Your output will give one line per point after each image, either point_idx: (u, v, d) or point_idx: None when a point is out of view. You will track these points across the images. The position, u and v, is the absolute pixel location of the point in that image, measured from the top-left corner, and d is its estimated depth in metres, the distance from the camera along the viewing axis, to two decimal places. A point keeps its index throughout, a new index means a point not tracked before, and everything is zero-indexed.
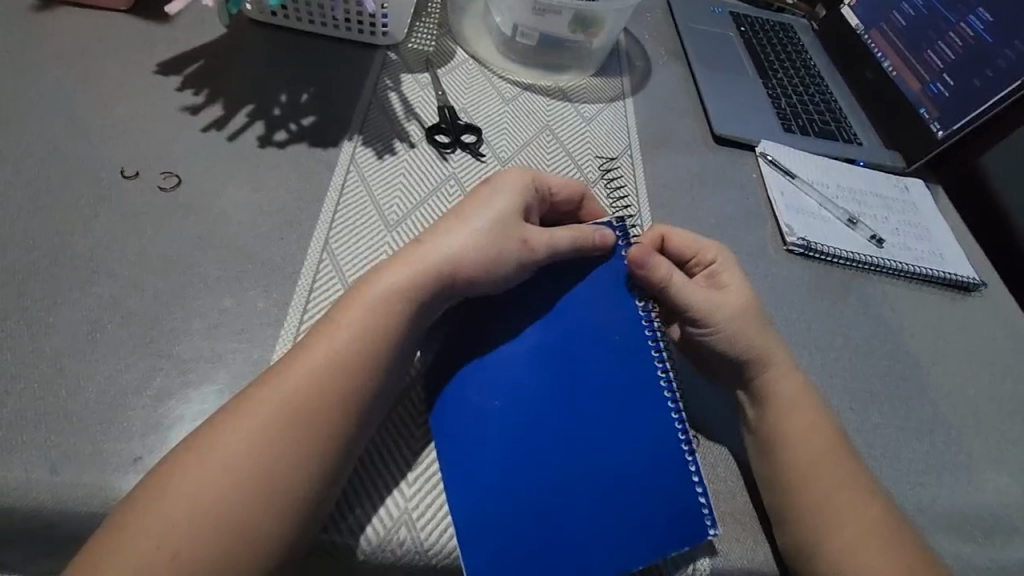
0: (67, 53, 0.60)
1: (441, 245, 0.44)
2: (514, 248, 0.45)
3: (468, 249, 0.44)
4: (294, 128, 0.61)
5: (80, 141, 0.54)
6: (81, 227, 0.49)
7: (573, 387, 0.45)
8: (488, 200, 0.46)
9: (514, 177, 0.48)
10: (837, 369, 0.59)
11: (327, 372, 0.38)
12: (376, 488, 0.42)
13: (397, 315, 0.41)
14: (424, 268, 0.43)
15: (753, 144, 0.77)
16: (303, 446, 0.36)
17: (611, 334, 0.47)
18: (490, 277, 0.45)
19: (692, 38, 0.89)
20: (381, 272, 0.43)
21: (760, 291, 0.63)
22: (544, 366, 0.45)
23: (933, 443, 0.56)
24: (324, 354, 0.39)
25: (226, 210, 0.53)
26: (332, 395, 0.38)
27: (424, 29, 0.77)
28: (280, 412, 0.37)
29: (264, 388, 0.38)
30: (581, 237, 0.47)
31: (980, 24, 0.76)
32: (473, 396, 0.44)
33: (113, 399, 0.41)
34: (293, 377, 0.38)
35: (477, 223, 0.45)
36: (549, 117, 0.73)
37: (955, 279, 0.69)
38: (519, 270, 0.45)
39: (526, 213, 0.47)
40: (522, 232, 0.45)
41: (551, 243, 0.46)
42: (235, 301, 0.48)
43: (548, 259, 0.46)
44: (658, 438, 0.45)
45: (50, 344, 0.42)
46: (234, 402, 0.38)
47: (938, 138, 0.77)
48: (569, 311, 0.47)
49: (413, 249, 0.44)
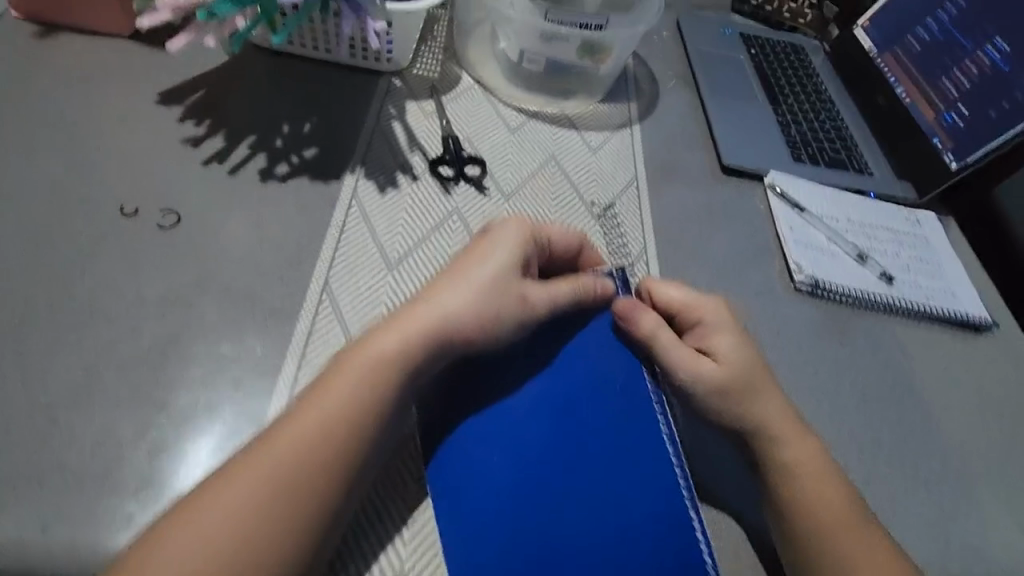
0: (68, 83, 0.60)
1: (438, 305, 0.43)
2: (513, 306, 0.45)
3: (468, 308, 0.44)
4: (296, 161, 0.61)
5: (80, 177, 0.54)
6: (80, 268, 0.48)
7: (572, 439, 0.44)
8: (488, 255, 0.46)
9: (513, 231, 0.48)
10: (841, 416, 0.58)
11: (319, 437, 0.38)
12: (373, 540, 0.42)
13: (392, 376, 0.41)
14: (424, 327, 0.42)
15: (761, 175, 0.76)
16: (293, 505, 0.36)
17: (613, 381, 0.47)
18: (489, 335, 0.45)
19: (701, 62, 0.88)
20: (379, 332, 0.42)
21: (765, 332, 0.62)
22: (544, 420, 0.45)
23: (939, 494, 0.55)
24: (317, 418, 0.38)
25: (227, 248, 0.53)
26: (325, 461, 0.37)
27: (429, 54, 0.76)
28: (274, 479, 0.36)
29: (257, 448, 0.37)
30: (580, 288, 0.49)
31: (997, 53, 0.74)
32: (473, 454, 0.43)
33: (108, 453, 0.41)
34: (283, 442, 0.37)
35: (476, 282, 0.45)
36: (554, 146, 0.72)
37: (965, 318, 0.68)
38: (518, 327, 0.46)
39: (525, 267, 0.47)
40: (521, 288, 0.46)
41: (552, 300, 0.47)
42: (233, 347, 0.48)
43: (547, 314, 0.47)
44: (659, 488, 0.44)
45: (44, 394, 0.42)
46: (226, 464, 0.38)
47: (952, 169, 0.76)
48: (567, 359, 0.47)
49: (411, 310, 0.44)
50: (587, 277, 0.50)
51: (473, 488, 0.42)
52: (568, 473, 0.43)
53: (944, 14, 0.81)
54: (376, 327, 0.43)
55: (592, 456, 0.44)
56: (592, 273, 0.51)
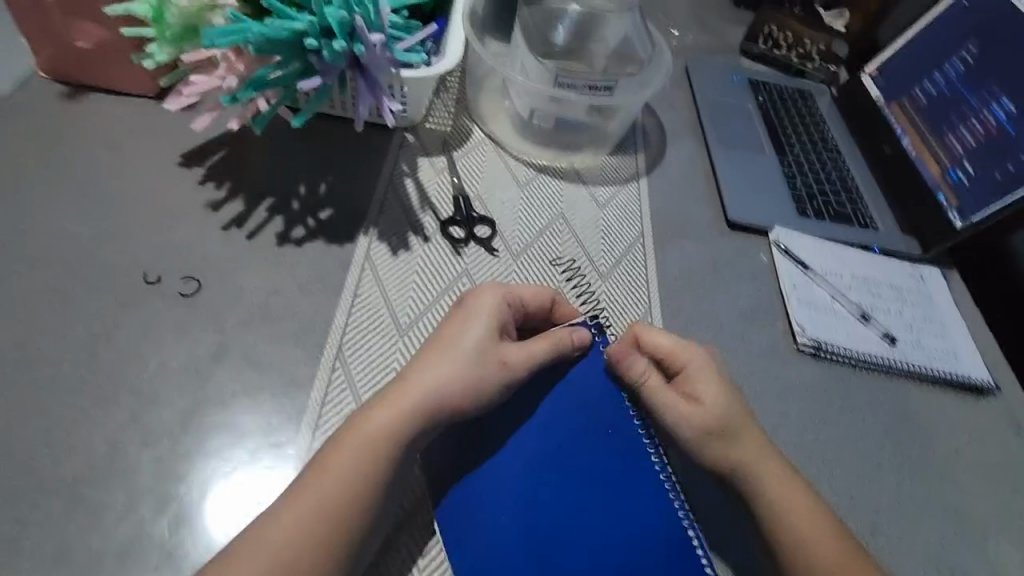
0: (95, 146, 0.62)
1: (423, 379, 0.45)
2: (495, 370, 0.46)
3: (449, 379, 0.45)
4: (312, 223, 0.63)
5: (106, 245, 0.56)
6: (105, 339, 0.51)
7: (574, 489, 0.48)
8: (466, 324, 0.48)
9: (486, 296, 0.50)
10: (841, 482, 0.59)
11: (316, 520, 0.39)
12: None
13: (385, 455, 0.42)
14: (408, 404, 0.44)
15: (767, 230, 0.77)
16: None
17: (606, 429, 0.50)
18: (474, 400, 0.46)
19: (709, 110, 0.89)
20: (370, 409, 0.44)
21: (768, 394, 0.63)
22: (539, 472, 0.48)
23: (933, 565, 0.56)
24: (315, 502, 0.40)
25: (243, 316, 0.55)
26: (326, 542, 0.39)
27: (442, 108, 0.78)
28: (275, 565, 0.37)
29: (256, 537, 0.38)
30: (557, 342, 0.50)
31: (1003, 114, 0.75)
32: (475, 497, 0.47)
33: (128, 529, 0.43)
34: (281, 530, 0.38)
35: (457, 352, 0.46)
36: (563, 202, 0.73)
37: (967, 382, 0.69)
38: (502, 390, 0.47)
39: (502, 331, 0.49)
40: (500, 351, 0.47)
41: (529, 356, 0.48)
42: (249, 417, 0.50)
43: (528, 371, 0.48)
44: (664, 527, 0.48)
45: (71, 469, 0.45)
46: (225, 551, 0.39)
47: (956, 228, 0.77)
48: (558, 407, 0.51)
49: (396, 386, 0.45)
50: (562, 330, 0.51)
51: (479, 532, 0.46)
52: (573, 519, 0.46)
53: (950, 70, 0.82)
54: (366, 403, 0.44)
55: (594, 503, 0.47)
56: (565, 324, 0.52)
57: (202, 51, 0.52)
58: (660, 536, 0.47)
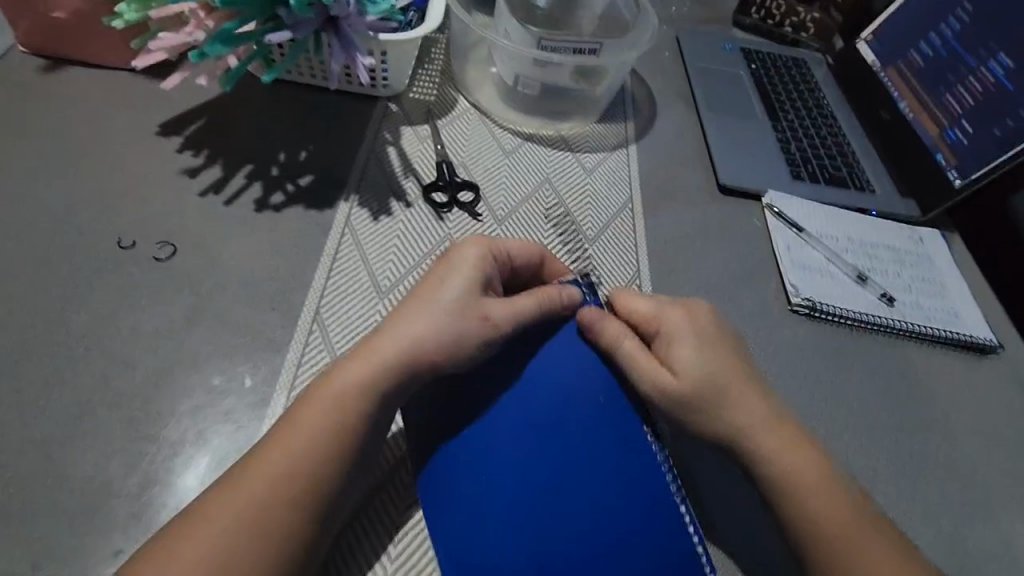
0: (70, 115, 0.61)
1: (398, 335, 0.43)
2: (476, 325, 0.44)
3: (424, 335, 0.43)
4: (291, 190, 0.61)
5: (81, 211, 0.55)
6: (77, 303, 0.50)
7: (558, 455, 0.43)
8: (445, 278, 0.45)
9: (469, 251, 0.47)
10: (837, 442, 0.57)
11: (278, 480, 0.37)
12: (357, 564, 0.43)
13: (356, 413, 0.40)
14: (380, 362, 0.42)
15: (760, 194, 0.75)
16: (254, 556, 0.35)
17: (594, 396, 0.46)
18: (455, 358, 0.43)
19: (700, 80, 0.88)
20: (341, 367, 0.42)
21: (761, 356, 0.62)
22: (524, 432, 0.44)
23: (934, 524, 0.54)
24: (283, 460, 0.38)
25: (219, 280, 0.54)
26: (295, 504, 0.37)
27: (426, 77, 0.76)
28: (241, 524, 0.36)
29: (218, 496, 0.37)
30: (546, 300, 0.47)
31: (1000, 70, 0.73)
32: (466, 459, 0.44)
33: (97, 489, 0.43)
34: (244, 490, 0.37)
35: (435, 309, 0.43)
36: (550, 168, 0.72)
37: (969, 341, 0.67)
38: (482, 350, 0.44)
39: (485, 287, 0.46)
40: (481, 308, 0.44)
41: (515, 312, 0.45)
42: (224, 378, 0.49)
43: (513, 332, 0.45)
44: (650, 490, 0.44)
45: (40, 430, 0.44)
46: (188, 510, 0.37)
47: (955, 187, 0.75)
48: (547, 369, 0.46)
49: (369, 342, 0.43)
50: (554, 288, 0.48)
51: (448, 506, 0.43)
52: (553, 484, 0.43)
53: (946, 30, 0.80)
54: (338, 361, 0.42)
55: (579, 471, 0.43)
56: (557, 285, 0.49)
57: (172, 7, 0.52)
58: (648, 499, 0.44)
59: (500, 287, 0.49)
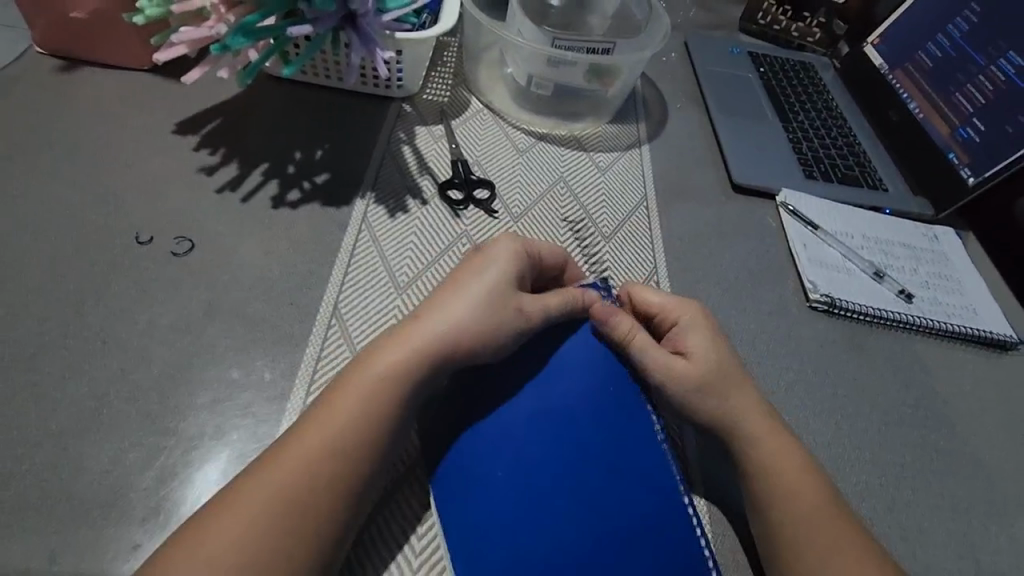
0: (85, 113, 0.61)
1: (434, 323, 0.43)
2: (511, 317, 0.44)
3: (461, 321, 0.43)
4: (307, 187, 0.61)
5: (98, 207, 0.55)
6: (93, 296, 0.50)
7: (576, 452, 0.44)
8: (482, 269, 0.45)
9: (506, 247, 0.47)
10: (862, 438, 0.57)
11: (309, 465, 0.37)
12: (380, 559, 0.42)
13: (388, 397, 0.40)
14: (413, 350, 0.41)
15: (774, 193, 0.75)
16: (285, 539, 0.35)
17: (612, 395, 0.47)
18: (488, 347, 0.44)
19: (709, 82, 0.88)
20: (373, 354, 0.42)
21: (780, 353, 0.61)
22: (544, 424, 0.44)
23: (966, 522, 0.54)
24: (315, 443, 0.37)
25: (236, 274, 0.54)
26: (321, 489, 0.36)
27: (438, 80, 0.77)
28: (270, 512, 0.35)
29: (249, 483, 0.36)
30: (571, 298, 0.48)
31: (1011, 68, 0.72)
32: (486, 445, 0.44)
33: (115, 482, 0.42)
34: (275, 474, 0.36)
35: (471, 296, 0.44)
36: (563, 167, 0.72)
37: (989, 337, 0.66)
38: (514, 339, 0.45)
39: (520, 281, 0.47)
40: (516, 299, 0.45)
41: (544, 309, 0.46)
42: (243, 371, 0.48)
43: (543, 322, 0.46)
44: (658, 483, 0.45)
45: (57, 423, 0.43)
46: (220, 495, 0.36)
47: (969, 185, 0.74)
48: (563, 369, 0.47)
49: (403, 329, 0.43)
50: (575, 289, 0.50)
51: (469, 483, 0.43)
52: (573, 472, 0.43)
53: (955, 31, 0.80)
54: (371, 348, 0.42)
55: (595, 469, 0.43)
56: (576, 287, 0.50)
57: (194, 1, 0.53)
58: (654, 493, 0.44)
59: (533, 285, 0.50)
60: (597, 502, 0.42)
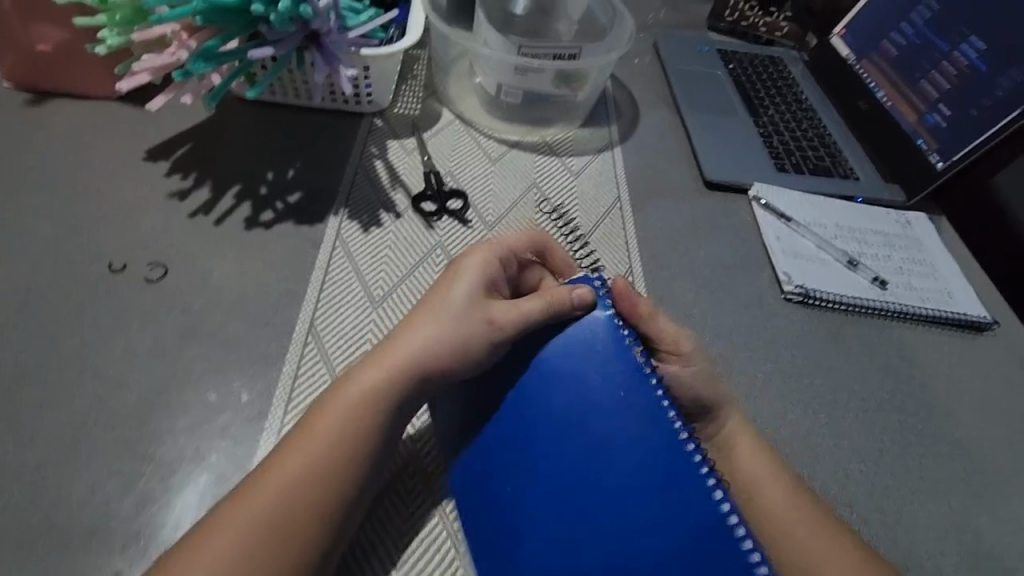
0: (55, 145, 0.62)
1: (411, 342, 0.43)
2: (481, 329, 0.43)
3: (437, 340, 0.43)
4: (280, 207, 0.62)
5: (71, 237, 0.55)
6: (69, 325, 0.50)
7: (577, 457, 0.41)
8: (453, 284, 0.45)
9: (477, 259, 0.47)
10: (842, 427, 0.57)
11: (288, 490, 0.37)
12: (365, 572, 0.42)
13: (371, 417, 0.40)
14: (391, 372, 0.42)
15: (747, 187, 0.76)
16: (268, 566, 0.35)
17: (619, 394, 0.42)
18: (460, 361, 0.43)
19: (679, 82, 0.89)
20: (353, 375, 0.42)
21: (756, 345, 0.62)
22: (538, 431, 0.42)
23: (948, 503, 0.54)
24: (298, 467, 0.38)
25: (211, 297, 0.54)
26: (303, 512, 0.37)
27: (409, 93, 0.77)
28: (254, 538, 0.35)
29: (229, 514, 0.36)
30: (551, 301, 0.44)
31: (973, 53, 0.73)
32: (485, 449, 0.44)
33: (93, 511, 0.42)
34: (252, 504, 0.36)
35: (441, 312, 0.44)
36: (537, 173, 0.73)
37: (963, 319, 0.67)
38: (488, 351, 0.44)
39: (490, 291, 0.46)
40: (486, 310, 0.44)
41: (520, 318, 0.44)
42: (219, 394, 0.49)
43: (518, 331, 0.44)
44: (692, 493, 0.38)
45: (34, 455, 0.44)
46: (203, 520, 0.37)
47: (937, 170, 0.75)
48: (564, 368, 0.43)
49: (383, 349, 0.43)
50: (562, 288, 0.45)
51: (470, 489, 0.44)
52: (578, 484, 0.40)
53: (916, 19, 0.81)
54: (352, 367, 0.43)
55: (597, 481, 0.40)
56: (566, 284, 0.45)
57: (154, 29, 0.54)
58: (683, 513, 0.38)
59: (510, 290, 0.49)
60: (609, 512, 0.39)
